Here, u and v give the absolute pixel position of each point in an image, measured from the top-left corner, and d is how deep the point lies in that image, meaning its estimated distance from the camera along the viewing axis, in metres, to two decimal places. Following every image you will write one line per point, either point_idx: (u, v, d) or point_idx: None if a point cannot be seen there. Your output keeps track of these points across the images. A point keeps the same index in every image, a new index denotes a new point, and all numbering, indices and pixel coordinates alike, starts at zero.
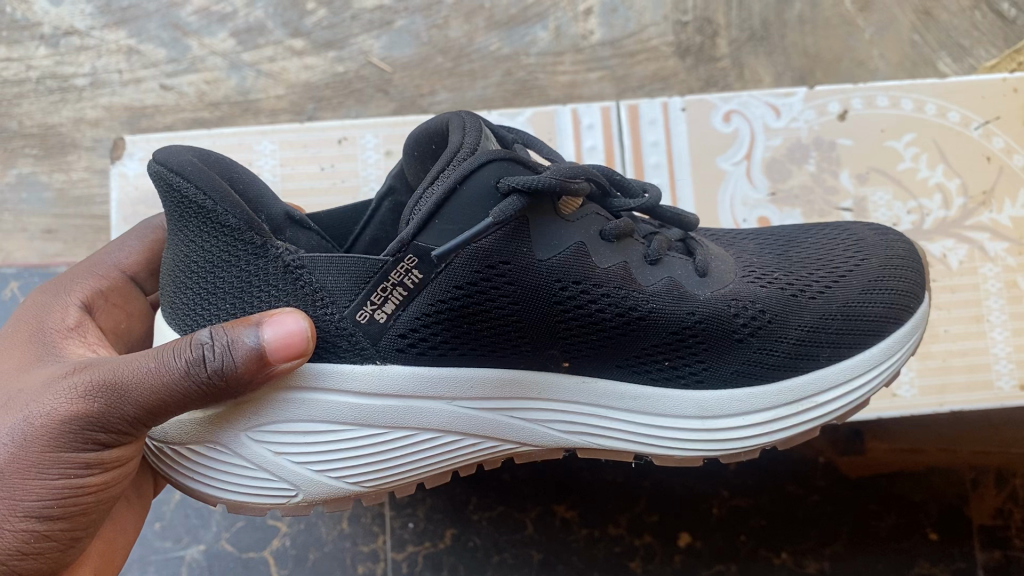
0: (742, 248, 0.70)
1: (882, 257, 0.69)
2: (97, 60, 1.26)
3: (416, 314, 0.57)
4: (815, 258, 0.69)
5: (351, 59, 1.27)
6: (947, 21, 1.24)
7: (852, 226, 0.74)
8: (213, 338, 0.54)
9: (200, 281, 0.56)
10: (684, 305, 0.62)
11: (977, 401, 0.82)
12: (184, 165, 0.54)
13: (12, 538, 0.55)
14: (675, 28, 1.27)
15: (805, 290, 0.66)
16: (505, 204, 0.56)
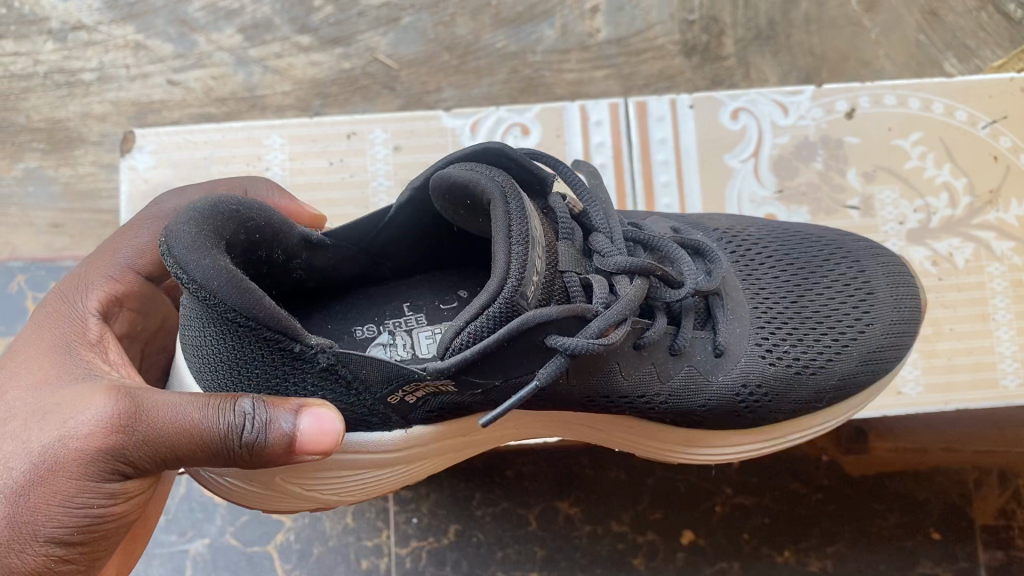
0: (758, 284, 0.73)
1: (887, 323, 0.72)
2: (104, 55, 1.27)
3: (448, 400, 0.63)
4: (824, 311, 0.72)
5: (358, 55, 1.27)
6: (953, 21, 1.24)
7: (862, 263, 0.76)
8: (250, 412, 0.57)
9: (236, 371, 0.58)
10: (699, 397, 0.68)
11: (982, 399, 0.82)
12: (210, 276, 0.51)
13: (35, 561, 0.58)
14: (681, 27, 1.27)
15: (812, 363, 0.70)
16: (549, 369, 0.59)
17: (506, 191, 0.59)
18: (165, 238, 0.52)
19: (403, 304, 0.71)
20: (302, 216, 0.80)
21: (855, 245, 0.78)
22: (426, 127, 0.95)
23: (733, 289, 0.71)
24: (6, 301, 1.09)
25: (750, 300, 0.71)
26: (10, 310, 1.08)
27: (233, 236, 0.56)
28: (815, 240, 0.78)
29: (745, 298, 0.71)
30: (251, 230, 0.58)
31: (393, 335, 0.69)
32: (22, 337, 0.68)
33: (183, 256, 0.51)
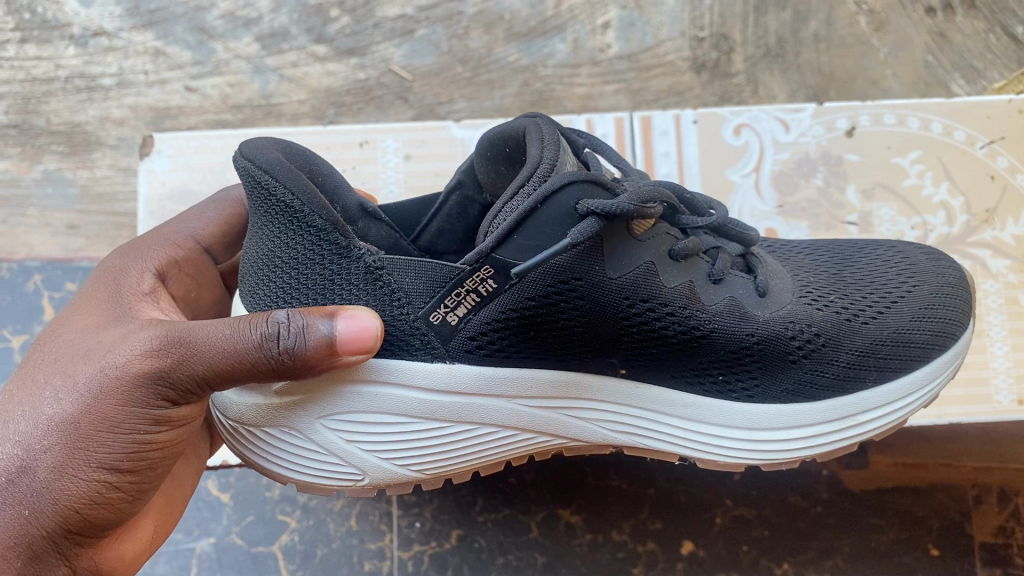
0: (799, 266, 0.74)
1: (932, 286, 0.72)
2: (124, 61, 1.30)
3: (487, 319, 0.60)
4: (868, 283, 0.72)
5: (372, 66, 1.30)
6: (961, 43, 1.25)
7: (904, 253, 0.76)
8: (290, 319, 0.58)
9: (281, 277, 0.59)
10: (745, 326, 0.65)
11: (976, 413, 0.83)
12: (271, 164, 0.57)
13: (85, 485, 0.59)
14: (692, 44, 1.29)
15: (858, 315, 0.69)
16: (582, 227, 0.58)
17: (550, 120, 0.63)
18: (240, 150, 0.59)
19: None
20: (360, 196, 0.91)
21: (897, 243, 0.78)
22: (436, 138, 0.97)
23: (777, 266, 0.72)
24: (21, 300, 1.10)
25: (794, 276, 0.72)
26: (26, 310, 1.09)
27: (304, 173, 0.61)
28: (857, 244, 0.79)
29: (788, 273, 0.72)
30: (318, 180, 0.62)
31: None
32: (81, 289, 0.70)
33: (255, 152, 0.58)
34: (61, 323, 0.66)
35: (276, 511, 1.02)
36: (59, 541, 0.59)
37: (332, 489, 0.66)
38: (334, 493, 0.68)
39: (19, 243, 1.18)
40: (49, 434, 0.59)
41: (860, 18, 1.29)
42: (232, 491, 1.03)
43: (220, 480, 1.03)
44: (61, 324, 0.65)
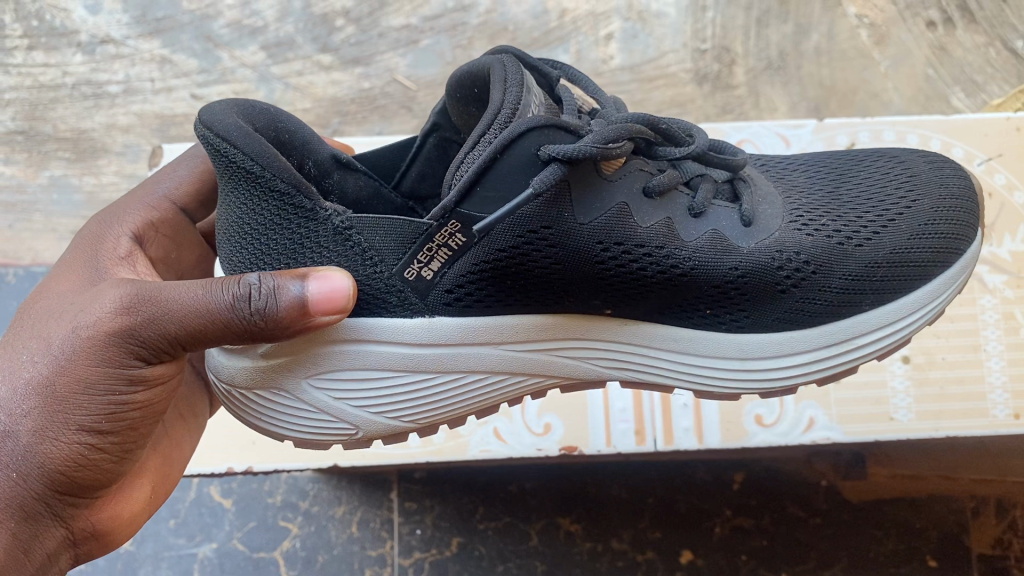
0: (791, 181, 0.67)
1: (934, 199, 0.65)
2: (130, 68, 1.31)
3: (462, 272, 0.58)
4: (864, 199, 0.65)
5: (377, 76, 1.31)
6: (961, 56, 1.26)
7: (906, 163, 0.69)
8: (260, 282, 0.55)
9: (252, 240, 0.57)
10: (728, 259, 0.61)
11: (972, 428, 0.78)
12: (232, 131, 0.53)
13: (64, 448, 0.58)
14: (694, 56, 1.30)
15: (853, 236, 0.63)
16: (545, 173, 0.55)
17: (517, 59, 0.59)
18: (199, 117, 0.55)
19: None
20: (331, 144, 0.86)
21: (896, 153, 0.71)
22: None
23: (766, 186, 0.66)
24: None
25: (785, 193, 0.66)
26: None
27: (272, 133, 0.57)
28: (856, 155, 0.71)
29: (779, 191, 0.66)
30: (285, 138, 0.58)
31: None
32: (60, 257, 0.70)
33: (213, 118, 0.54)
34: (44, 288, 0.66)
35: (279, 516, 1.03)
36: (51, 502, 0.59)
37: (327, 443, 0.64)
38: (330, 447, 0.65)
39: (24, 249, 1.19)
40: (28, 397, 0.58)
41: (861, 31, 1.30)
42: (234, 496, 1.04)
43: (223, 485, 1.04)
44: (42, 294, 0.65)
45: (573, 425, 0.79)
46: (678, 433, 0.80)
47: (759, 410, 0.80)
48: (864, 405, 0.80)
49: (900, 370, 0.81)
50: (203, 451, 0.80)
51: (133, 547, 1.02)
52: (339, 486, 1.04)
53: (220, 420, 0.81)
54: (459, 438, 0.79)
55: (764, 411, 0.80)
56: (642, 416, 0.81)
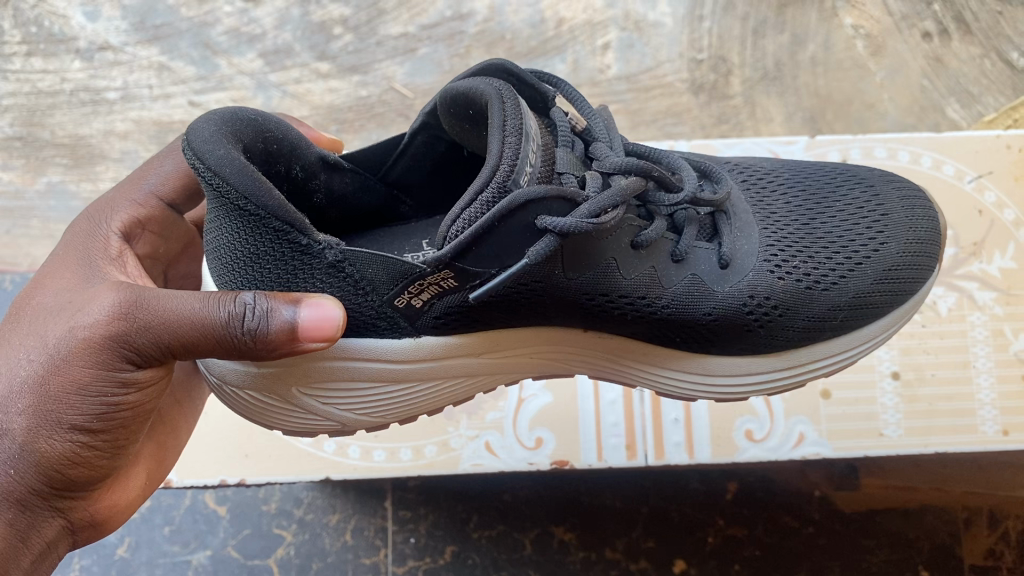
0: (769, 207, 0.67)
1: (901, 243, 0.66)
2: (129, 75, 1.31)
3: (450, 304, 0.60)
4: (836, 233, 0.66)
5: (374, 83, 1.31)
6: (957, 67, 1.27)
7: (879, 191, 0.70)
8: (254, 302, 0.56)
9: (246, 267, 0.57)
10: (704, 305, 0.63)
11: (961, 444, 0.78)
12: (224, 165, 0.52)
13: (58, 447, 0.58)
14: (690, 66, 1.31)
15: (821, 280, 0.64)
16: (540, 246, 0.56)
17: (513, 94, 0.57)
18: (187, 139, 0.53)
19: (423, 238, 0.71)
20: (322, 140, 0.81)
21: (872, 177, 0.71)
22: None
23: (746, 214, 0.66)
24: None
25: (759, 220, 0.66)
26: None
27: (254, 145, 0.56)
28: (832, 173, 0.72)
29: (754, 219, 0.66)
30: (273, 148, 0.58)
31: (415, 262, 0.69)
32: (52, 253, 0.71)
33: (199, 148, 0.52)
34: (39, 284, 0.66)
35: (273, 524, 1.03)
36: (46, 497, 0.60)
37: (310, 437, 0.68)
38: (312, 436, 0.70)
39: (23, 255, 1.20)
40: (23, 395, 0.59)
41: (857, 41, 1.30)
42: (229, 504, 1.04)
43: (217, 493, 1.05)
44: (37, 290, 0.65)
45: (565, 439, 0.79)
46: (668, 447, 0.80)
47: (749, 424, 0.80)
48: (853, 420, 0.80)
49: (890, 387, 0.81)
50: (195, 461, 0.79)
51: (128, 553, 1.03)
52: (333, 494, 1.04)
53: (212, 430, 0.80)
54: (451, 452, 0.80)
55: (754, 425, 0.80)
56: (633, 430, 0.80)
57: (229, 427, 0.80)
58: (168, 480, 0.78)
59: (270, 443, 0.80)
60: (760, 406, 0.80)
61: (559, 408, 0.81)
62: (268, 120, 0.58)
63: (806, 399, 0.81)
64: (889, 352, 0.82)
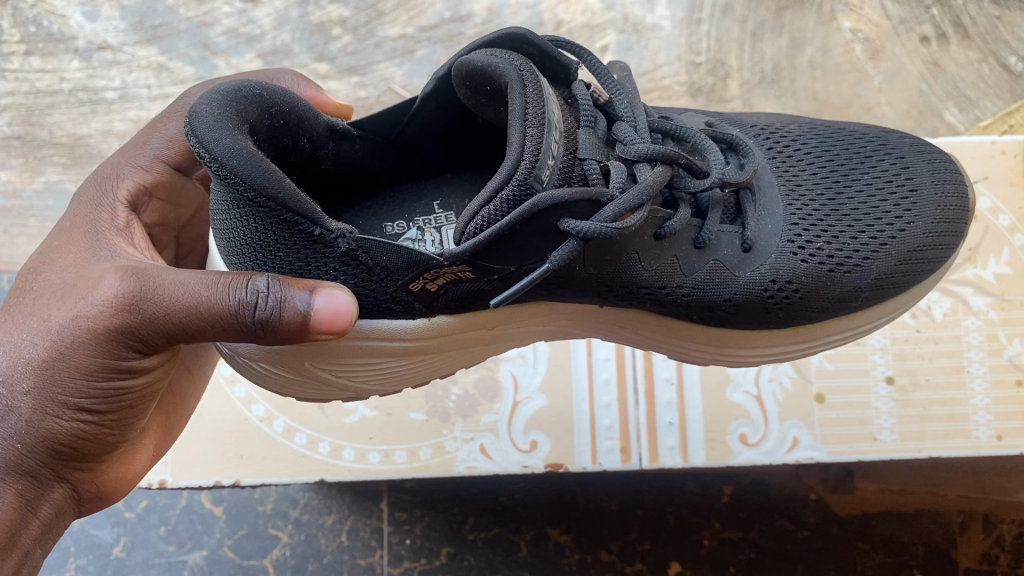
0: (794, 183, 0.67)
1: (927, 223, 0.65)
2: (127, 75, 1.31)
3: (467, 287, 0.61)
4: (862, 212, 0.66)
5: (372, 85, 1.31)
6: (954, 71, 1.27)
7: (908, 166, 0.68)
8: (267, 289, 0.55)
9: (258, 250, 0.56)
10: (725, 291, 0.64)
11: (955, 448, 0.78)
12: (233, 149, 0.50)
13: (67, 424, 0.59)
14: (688, 69, 1.31)
15: (843, 263, 0.64)
16: (562, 251, 0.57)
17: (529, 78, 0.56)
18: (187, 125, 0.51)
19: (433, 203, 0.70)
20: (328, 106, 0.81)
21: (904, 147, 0.70)
22: None
23: (773, 193, 0.66)
24: None
25: (786, 196, 0.66)
26: None
27: (259, 124, 0.55)
28: (862, 142, 0.70)
29: (781, 197, 0.66)
30: (279, 123, 0.57)
31: (424, 228, 0.69)
32: (56, 226, 0.70)
33: (204, 131, 0.50)
34: (45, 260, 0.66)
35: (268, 525, 1.03)
36: (56, 469, 0.61)
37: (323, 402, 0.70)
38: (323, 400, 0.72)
39: (20, 253, 1.21)
40: (28, 377, 0.59)
41: (855, 45, 1.30)
42: (225, 505, 1.04)
43: (214, 494, 1.05)
44: (44, 266, 0.65)
45: (559, 441, 0.79)
46: (663, 451, 0.80)
47: (743, 428, 0.80)
48: (848, 425, 0.80)
49: (884, 391, 0.81)
50: (189, 463, 0.79)
51: (124, 553, 1.03)
52: (329, 495, 1.04)
53: (206, 432, 0.80)
54: (445, 454, 0.80)
55: (749, 429, 0.80)
56: (627, 433, 0.80)
57: (224, 428, 0.80)
58: (163, 481, 0.78)
59: (266, 445, 0.79)
60: (754, 410, 0.80)
61: (554, 411, 0.81)
62: (275, 93, 0.57)
63: (801, 404, 0.80)
64: (884, 357, 0.82)
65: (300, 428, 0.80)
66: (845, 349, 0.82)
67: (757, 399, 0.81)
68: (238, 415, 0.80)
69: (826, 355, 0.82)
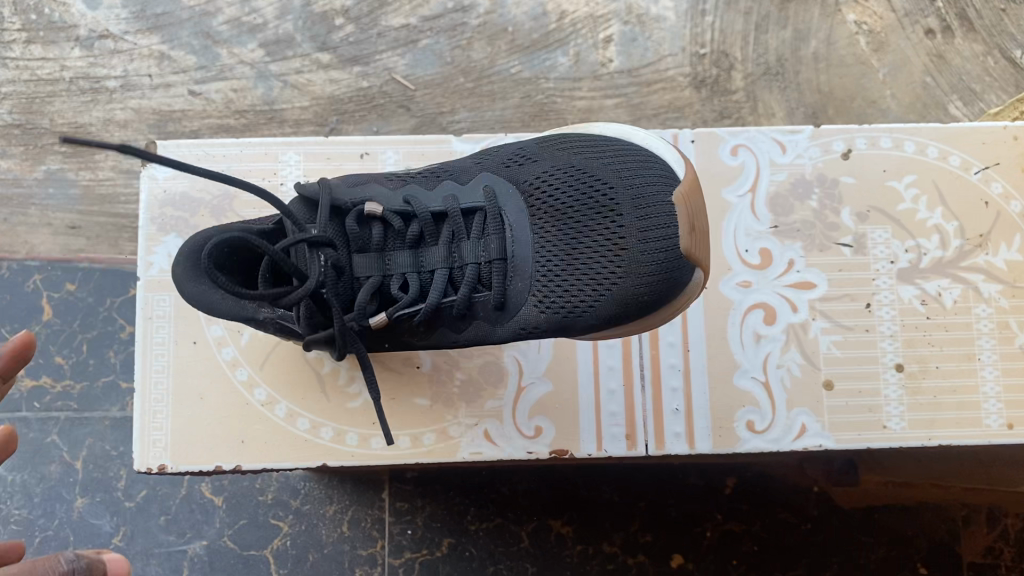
0: (539, 215, 0.70)
1: (628, 251, 0.66)
2: (129, 64, 1.21)
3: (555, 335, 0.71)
4: (564, 246, 0.68)
5: (375, 74, 1.23)
6: (958, 65, 1.25)
7: (621, 210, 0.67)
8: (74, 560, 0.50)
9: (227, 312, 0.67)
10: (513, 327, 0.69)
11: (965, 437, 0.79)
12: (307, 238, 0.67)
13: None
14: (693, 60, 1.26)
15: (552, 296, 0.67)
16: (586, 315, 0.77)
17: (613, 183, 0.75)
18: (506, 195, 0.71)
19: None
20: None
21: (642, 186, 0.67)
22: (436, 151, 0.84)
23: (518, 250, 0.69)
24: (21, 299, 1.08)
25: (535, 245, 0.69)
26: (26, 309, 1.07)
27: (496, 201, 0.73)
28: (598, 185, 0.68)
29: (528, 256, 0.69)
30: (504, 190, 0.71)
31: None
32: None
33: (278, 209, 0.67)
34: None
35: (269, 515, 1.03)
36: None
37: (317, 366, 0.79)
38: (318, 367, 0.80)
39: (20, 242, 1.11)
40: None
41: (860, 37, 1.27)
42: (225, 494, 1.03)
43: (214, 483, 1.03)
44: None
45: (566, 428, 0.79)
46: (669, 437, 0.79)
47: (751, 415, 0.79)
48: (856, 412, 0.80)
49: (894, 379, 0.80)
50: (190, 448, 0.78)
51: (124, 542, 1.02)
52: (329, 485, 1.03)
53: (206, 417, 0.79)
54: (450, 440, 0.79)
55: (757, 417, 0.79)
56: (633, 419, 0.80)
57: (224, 412, 0.79)
58: (163, 466, 0.78)
59: (267, 431, 0.79)
60: (762, 397, 0.80)
61: (559, 396, 0.80)
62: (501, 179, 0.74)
63: (809, 390, 0.80)
64: (893, 344, 0.81)
65: (303, 412, 0.79)
66: (855, 335, 0.81)
67: (764, 386, 0.80)
68: (238, 399, 0.80)
69: (834, 341, 0.81)
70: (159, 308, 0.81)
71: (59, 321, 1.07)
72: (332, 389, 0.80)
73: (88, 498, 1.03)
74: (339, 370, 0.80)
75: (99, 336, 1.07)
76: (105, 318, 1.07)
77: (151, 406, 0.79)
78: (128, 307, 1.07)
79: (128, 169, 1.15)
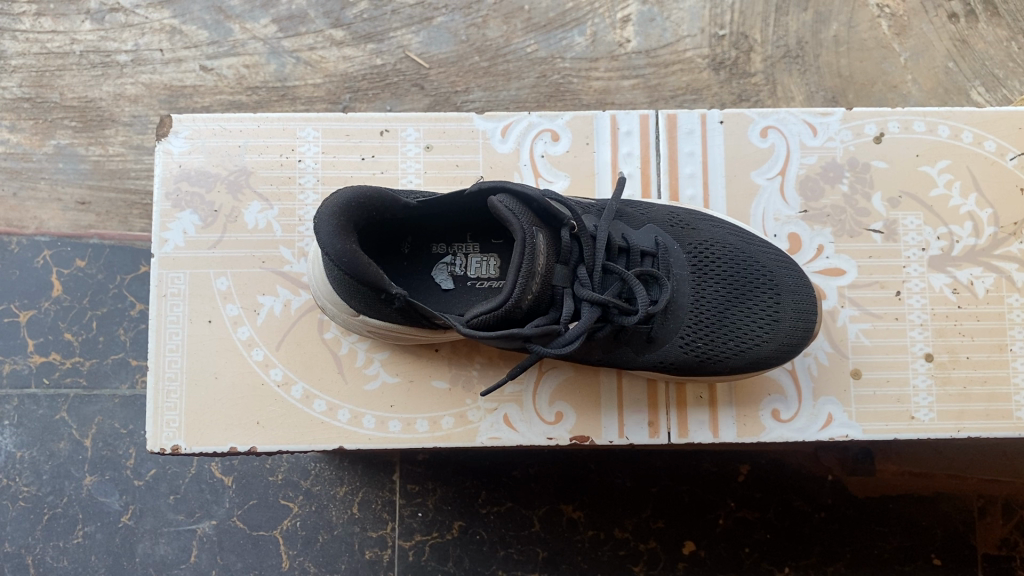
0: (701, 270, 0.74)
1: (784, 332, 0.74)
2: (140, 38, 1.13)
3: (655, 361, 0.73)
4: (735, 314, 0.74)
5: (390, 52, 1.14)
6: (982, 50, 1.13)
7: (779, 294, 0.74)
8: None
9: (360, 277, 0.65)
10: (651, 357, 0.73)
11: (993, 429, 0.78)
12: (536, 255, 0.67)
13: None
14: (711, 41, 1.14)
15: (735, 354, 0.73)
16: None
17: (711, 216, 0.78)
18: (731, 239, 0.76)
19: (467, 235, 0.75)
20: None
21: (782, 276, 0.75)
22: (457, 129, 0.83)
23: (678, 297, 0.73)
24: (30, 275, 1.06)
25: (695, 301, 0.73)
26: (35, 285, 1.06)
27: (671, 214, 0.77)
28: (750, 263, 0.75)
29: (685, 304, 0.73)
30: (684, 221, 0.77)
31: (459, 254, 0.75)
32: None
33: (517, 228, 0.67)
34: None
35: (280, 495, 1.02)
36: None
37: (342, 356, 0.79)
38: (342, 351, 0.79)
39: (29, 218, 1.08)
40: None
41: (882, 21, 1.15)
42: (235, 474, 1.02)
43: (224, 463, 1.03)
44: None
45: (586, 415, 0.78)
46: (692, 426, 0.78)
47: (777, 403, 0.78)
48: (884, 403, 0.78)
49: (922, 369, 0.79)
50: (203, 429, 0.77)
51: (132, 521, 1.01)
52: (340, 467, 1.03)
53: (222, 397, 0.78)
54: (468, 424, 0.78)
55: (781, 405, 0.78)
56: (655, 406, 0.78)
57: (239, 392, 0.78)
58: (176, 446, 0.77)
59: (282, 412, 0.78)
60: (787, 385, 0.79)
61: (580, 381, 0.79)
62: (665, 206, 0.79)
63: (836, 379, 0.79)
64: (923, 333, 0.80)
65: (319, 394, 0.78)
66: (884, 324, 0.80)
67: (791, 374, 0.79)
68: (254, 379, 0.79)
69: (863, 330, 0.80)
70: (173, 286, 0.80)
71: (68, 297, 1.06)
72: (350, 370, 0.79)
73: (97, 476, 1.02)
74: (357, 351, 0.79)
75: (108, 313, 1.05)
76: (115, 295, 1.06)
77: (164, 385, 0.78)
78: (138, 285, 1.06)
79: (139, 145, 1.11)
